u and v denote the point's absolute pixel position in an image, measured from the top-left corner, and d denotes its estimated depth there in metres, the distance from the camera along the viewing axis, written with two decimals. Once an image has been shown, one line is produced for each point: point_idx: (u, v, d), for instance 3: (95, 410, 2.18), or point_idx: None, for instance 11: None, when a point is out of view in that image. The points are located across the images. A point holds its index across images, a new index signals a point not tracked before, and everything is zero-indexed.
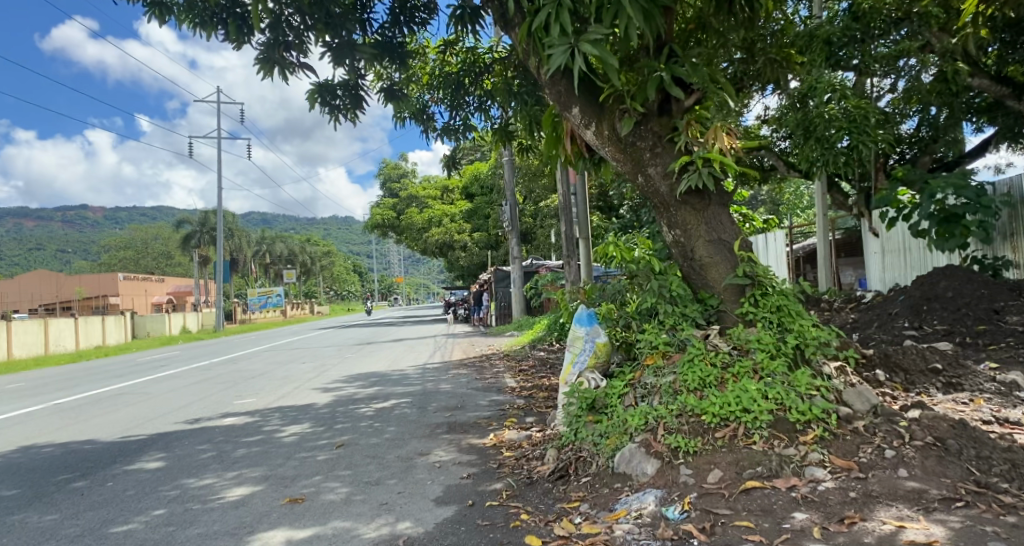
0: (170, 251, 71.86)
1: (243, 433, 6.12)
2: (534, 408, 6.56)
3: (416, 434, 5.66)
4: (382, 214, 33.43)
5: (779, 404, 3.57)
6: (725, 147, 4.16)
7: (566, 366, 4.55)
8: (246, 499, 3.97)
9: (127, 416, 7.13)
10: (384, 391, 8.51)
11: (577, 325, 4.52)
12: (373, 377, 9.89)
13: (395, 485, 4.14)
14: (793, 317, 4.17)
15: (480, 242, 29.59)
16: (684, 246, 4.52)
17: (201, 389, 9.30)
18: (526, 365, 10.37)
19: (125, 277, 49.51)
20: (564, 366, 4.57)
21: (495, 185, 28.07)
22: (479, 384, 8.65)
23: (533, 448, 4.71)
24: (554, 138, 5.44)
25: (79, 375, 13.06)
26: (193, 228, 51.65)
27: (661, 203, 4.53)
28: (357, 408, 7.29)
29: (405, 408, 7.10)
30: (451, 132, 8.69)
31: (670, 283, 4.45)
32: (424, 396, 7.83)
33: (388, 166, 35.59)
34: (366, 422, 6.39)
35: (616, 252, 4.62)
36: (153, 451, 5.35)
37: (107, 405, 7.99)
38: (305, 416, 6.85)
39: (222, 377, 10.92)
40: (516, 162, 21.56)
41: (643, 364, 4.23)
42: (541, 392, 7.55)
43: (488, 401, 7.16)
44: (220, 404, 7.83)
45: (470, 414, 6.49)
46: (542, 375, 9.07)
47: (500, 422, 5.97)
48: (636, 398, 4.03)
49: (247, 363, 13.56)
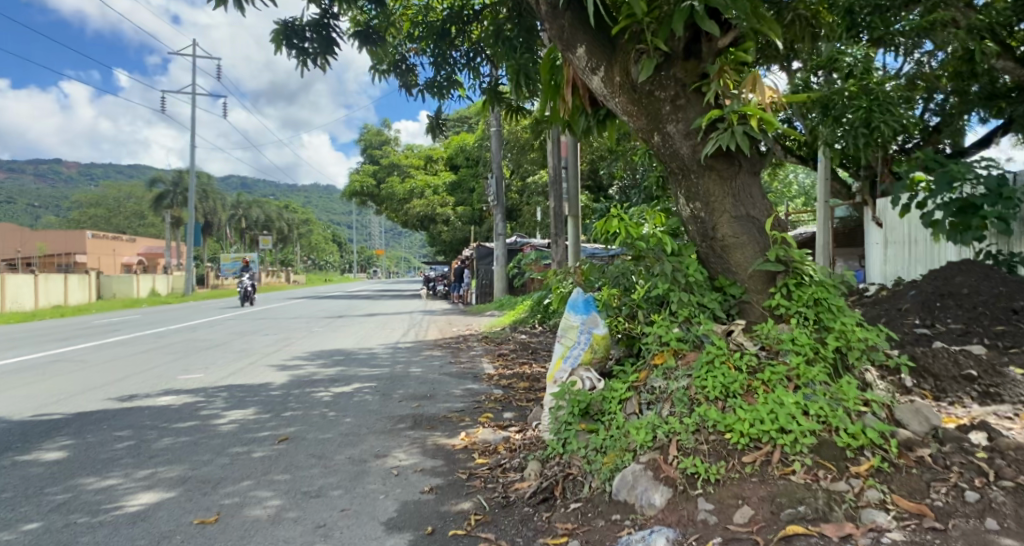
0: (144, 211, 69.78)
1: (176, 416, 5.27)
2: (513, 401, 5.81)
3: (374, 428, 4.87)
4: (362, 181, 32.24)
5: (823, 423, 2.88)
6: (762, 101, 3.40)
7: (554, 361, 3.80)
8: (149, 510, 3.15)
9: (50, 389, 6.21)
10: (348, 372, 7.69)
11: (570, 313, 3.76)
12: (338, 356, 9.10)
13: (340, 499, 3.37)
14: (833, 314, 3.46)
15: (463, 217, 28.72)
16: (704, 221, 3.76)
17: (146, 360, 8.41)
18: (505, 349, 9.64)
19: (94, 235, 47.74)
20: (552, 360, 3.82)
21: (481, 157, 27.06)
22: (453, 369, 7.88)
23: (510, 456, 3.97)
24: (552, 89, 4.63)
25: (17, 336, 11.98)
26: (167, 187, 49.86)
27: (679, 168, 3.76)
28: (314, 390, 6.49)
29: (367, 394, 6.30)
30: (433, 89, 7.77)
31: (686, 265, 3.67)
32: (391, 381, 7.06)
33: (370, 132, 34.24)
34: (321, 409, 5.58)
35: (623, 227, 3.78)
36: (59, 437, 4.47)
37: (31, 375, 7.03)
38: (253, 399, 6.02)
39: (173, 346, 10.01)
40: (503, 132, 20.59)
41: (650, 363, 3.49)
42: (521, 381, 6.80)
43: (462, 391, 6.40)
44: (163, 379, 6.96)
45: (440, 405, 5.71)
46: (523, 361, 8.33)
47: (472, 417, 5.21)
48: (640, 407, 3.31)
49: (207, 332, 12.62)
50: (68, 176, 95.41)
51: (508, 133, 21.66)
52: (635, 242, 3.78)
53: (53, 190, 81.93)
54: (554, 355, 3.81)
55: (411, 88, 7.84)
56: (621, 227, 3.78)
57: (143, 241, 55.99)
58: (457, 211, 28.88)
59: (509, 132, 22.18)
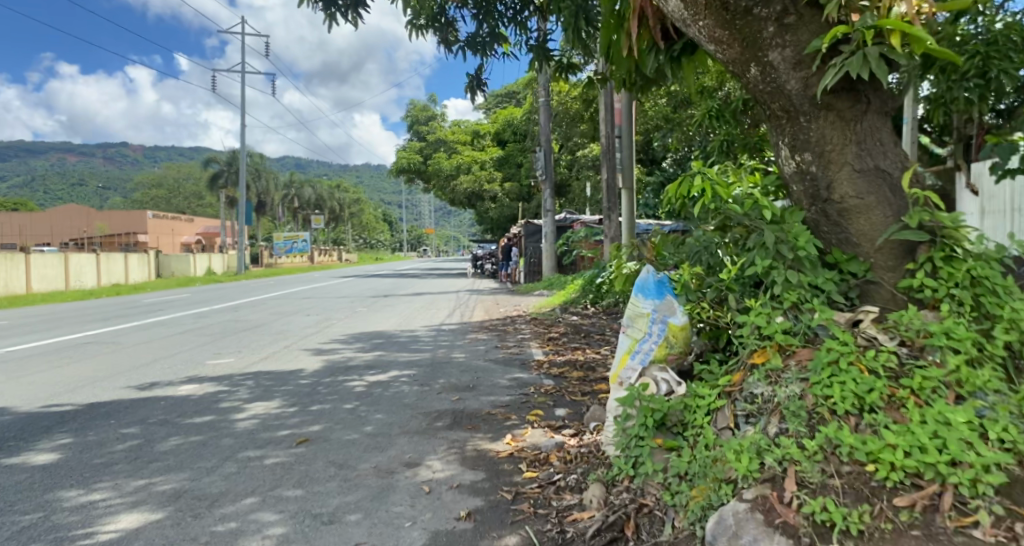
0: (201, 191, 71.69)
1: (193, 409, 4.76)
2: (565, 395, 5.08)
3: (407, 428, 4.24)
4: (408, 158, 31.67)
5: (1014, 454, 2.03)
6: (909, 14, 2.48)
7: (618, 358, 2.98)
8: (126, 538, 2.58)
9: (70, 375, 5.85)
10: (386, 357, 7.11)
11: (639, 295, 2.95)
12: (378, 339, 8.57)
13: (356, 526, 2.73)
14: (1000, 297, 2.56)
15: (511, 193, 27.99)
16: (815, 178, 2.90)
17: (179, 342, 8.06)
18: (554, 332, 8.91)
19: (154, 215, 49.20)
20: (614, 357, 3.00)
21: (529, 131, 26.06)
22: (499, 355, 7.20)
23: (564, 470, 3.26)
24: (616, 17, 3.84)
25: (67, 315, 12.03)
26: (221, 167, 50.70)
27: (783, 109, 2.90)
28: (348, 379, 5.94)
29: (404, 384, 5.68)
30: (473, 45, 7.00)
31: (793, 235, 2.78)
32: (432, 368, 6.44)
33: (416, 108, 33.50)
34: (351, 402, 4.99)
35: (709, 191, 2.95)
36: (57, 434, 4.01)
37: (58, 359, 6.71)
38: (279, 389, 5.48)
39: (211, 327, 9.71)
40: (552, 102, 19.55)
41: (745, 363, 2.66)
42: (574, 370, 6.06)
43: (509, 381, 5.71)
44: (190, 364, 6.55)
45: (483, 399, 5.02)
46: (575, 346, 7.58)
47: (519, 415, 4.51)
48: (736, 420, 2.51)
49: (250, 312, 12.38)
50: (131, 158, 99.07)
51: (557, 103, 20.56)
52: (727, 208, 2.94)
53: (117, 172, 85.12)
54: (619, 350, 2.99)
55: (451, 44, 7.07)
56: (705, 191, 2.97)
57: (200, 221, 57.54)
58: (504, 187, 28.12)
59: (558, 103, 21.12)
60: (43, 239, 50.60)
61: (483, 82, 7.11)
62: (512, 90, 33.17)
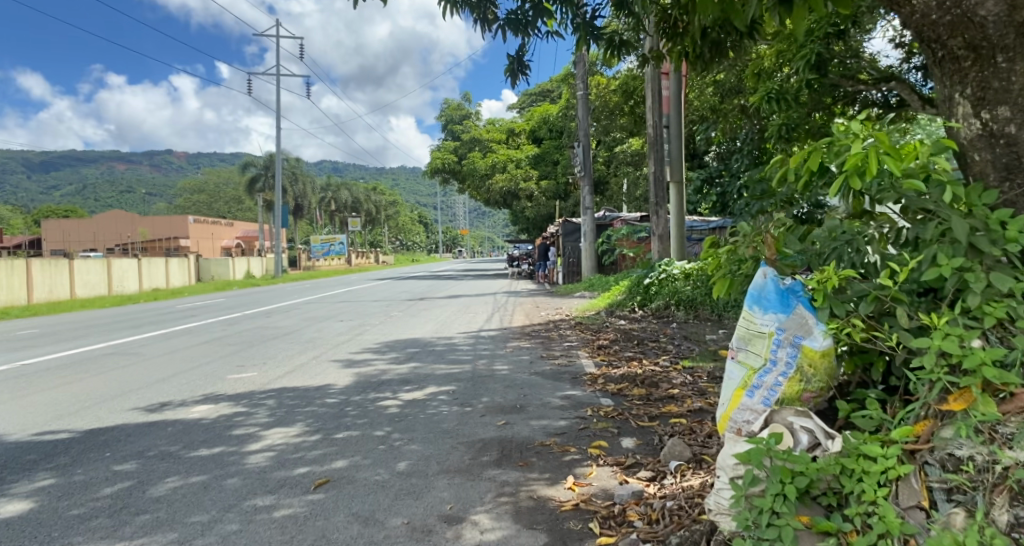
0: (241, 196, 72.98)
1: (202, 437, 4.16)
2: (630, 419, 4.30)
3: (445, 466, 3.52)
4: (442, 157, 31.06)
5: None
6: None
7: (728, 395, 2.20)
8: None
9: (78, 393, 5.35)
10: (421, 370, 6.43)
11: (754, 307, 2.15)
12: (413, 348, 7.94)
13: None
14: None
15: (548, 191, 27.26)
16: (1014, 142, 2.28)
17: (204, 353, 7.58)
18: (604, 339, 8.13)
19: (195, 220, 50.00)
20: (722, 393, 2.23)
21: (566, 127, 25.26)
22: (547, 367, 6.45)
23: (651, 535, 2.49)
24: None
25: (100, 323, 11.78)
26: (259, 172, 51.09)
27: (972, 46, 2.33)
28: (380, 397, 5.29)
29: (442, 404, 4.99)
30: (514, 23, 6.27)
31: (994, 221, 1.96)
32: (473, 383, 5.73)
33: (450, 106, 32.94)
34: (382, 429, 4.31)
35: (876, 162, 2.06)
36: (41, 473, 3.44)
37: (72, 373, 6.26)
38: (303, 411, 4.85)
39: (240, 335, 9.24)
40: (590, 95, 18.69)
41: (931, 409, 1.84)
42: (636, 386, 5.28)
43: (561, 400, 4.96)
44: (209, 380, 6.00)
45: (534, 424, 4.28)
46: (631, 356, 6.77)
47: (579, 446, 3.74)
48: (932, 497, 1.72)
49: (282, 317, 11.94)
50: (176, 165, 101.54)
51: (596, 96, 19.71)
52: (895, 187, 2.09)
53: (161, 179, 87.13)
54: (728, 384, 2.21)
55: (489, 23, 6.30)
56: (870, 162, 2.08)
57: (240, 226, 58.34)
58: (541, 184, 27.36)
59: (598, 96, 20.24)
60: (91, 245, 51.97)
61: (524, 64, 6.36)
62: (545, 87, 32.61)
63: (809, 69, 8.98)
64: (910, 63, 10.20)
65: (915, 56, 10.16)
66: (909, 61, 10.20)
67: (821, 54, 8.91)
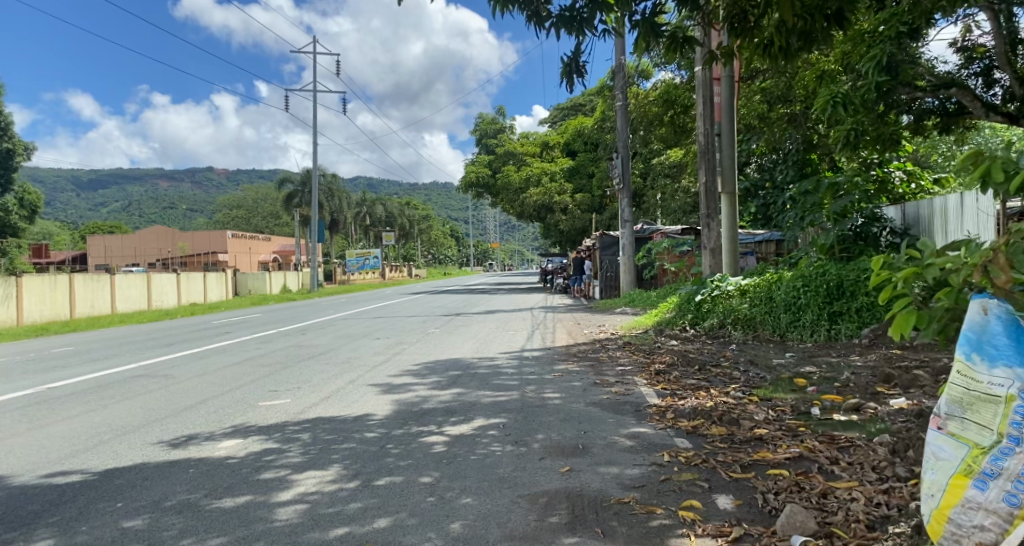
0: (278, 211, 74.11)
1: (226, 482, 3.64)
2: (720, 469, 3.64)
3: (508, 530, 2.91)
4: (476, 171, 30.70)
5: None
6: None
7: (944, 481, 1.91)
8: None
9: (97, 425, 4.92)
10: (465, 398, 5.84)
11: (977, 360, 1.86)
12: (454, 370, 7.38)
13: None
14: None
15: (583, 204, 26.69)
16: None
17: (234, 376, 7.15)
18: (660, 363, 7.46)
19: (232, 235, 50.76)
20: (934, 478, 1.94)
21: (602, 139, 24.71)
22: (603, 397, 5.79)
23: None
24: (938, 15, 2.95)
25: (133, 340, 11.50)
26: (295, 187, 51.63)
27: None
28: (423, 431, 4.72)
29: (494, 442, 4.39)
30: (567, 22, 5.73)
31: None
32: (525, 416, 5.12)
33: (484, 120, 32.66)
34: (429, 474, 3.73)
35: None
36: (40, 531, 2.96)
37: (96, 399, 5.86)
38: (339, 448, 4.31)
39: (272, 355, 8.81)
40: (631, 103, 18.01)
41: None
42: (713, 424, 4.61)
43: (631, 440, 4.32)
44: (238, 408, 5.53)
45: (604, 472, 3.65)
46: (697, 385, 6.09)
47: (667, 507, 3.10)
48: None
49: (316, 335, 11.53)
50: (216, 182, 104.10)
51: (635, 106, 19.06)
52: None
53: (200, 195, 89.14)
54: (942, 467, 1.92)
55: (541, 21, 5.75)
56: None
57: (277, 240, 59.06)
58: (576, 197, 26.76)
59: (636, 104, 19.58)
60: (133, 260, 53.08)
61: (580, 65, 5.81)
62: (577, 100, 32.20)
63: (879, 71, 8.32)
64: (971, 68, 9.33)
65: (976, 62, 9.33)
66: (969, 66, 9.35)
67: (893, 55, 8.24)
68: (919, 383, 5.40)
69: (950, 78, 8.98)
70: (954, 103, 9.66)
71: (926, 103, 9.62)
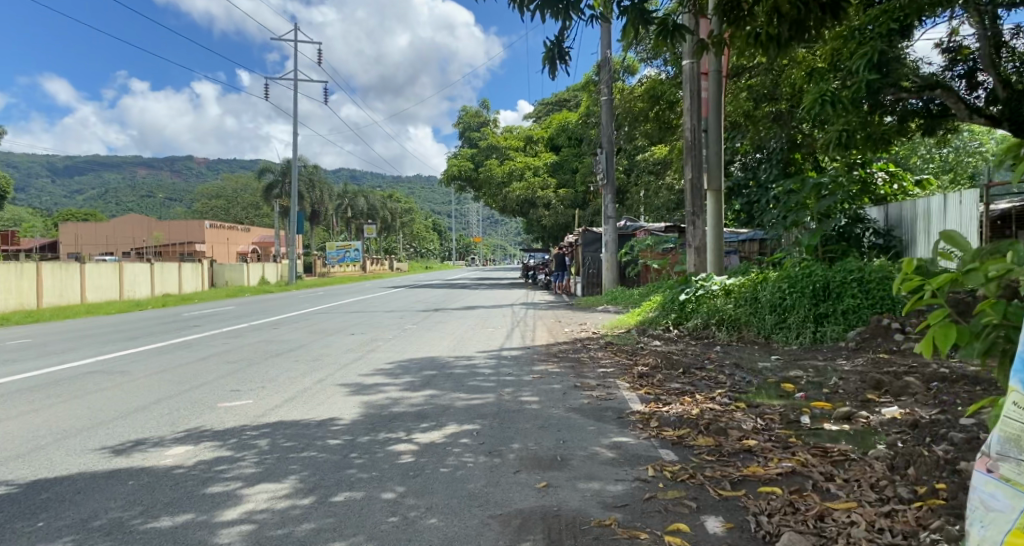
0: (258, 202, 72.93)
1: (167, 498, 3.29)
2: (708, 486, 3.37)
3: None
4: (458, 163, 30.25)
5: None
6: None
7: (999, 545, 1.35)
8: None
9: (36, 428, 4.53)
10: (438, 402, 5.52)
11: None
12: (428, 370, 7.04)
13: None
14: None
15: (566, 200, 26.41)
16: None
17: (195, 373, 6.76)
18: (643, 365, 7.19)
19: (210, 225, 49.75)
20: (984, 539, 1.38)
21: (586, 134, 24.42)
22: (583, 401, 5.50)
23: None
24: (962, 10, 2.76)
25: (95, 333, 11.00)
26: (274, 178, 50.70)
27: None
28: (390, 439, 4.39)
29: (466, 453, 4.08)
30: (552, 4, 5.39)
31: None
32: (500, 422, 4.81)
33: (468, 113, 32.24)
34: (393, 490, 3.41)
35: None
36: None
37: (39, 398, 5.45)
38: (297, 458, 3.96)
39: (239, 351, 8.41)
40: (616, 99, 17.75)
41: None
42: (699, 434, 4.34)
43: (613, 451, 4.03)
44: (194, 410, 5.17)
45: (583, 489, 3.36)
46: (681, 389, 5.82)
47: (652, 531, 2.81)
48: None
49: (287, 330, 11.12)
50: (196, 171, 102.26)
51: None
52: None
53: (178, 184, 87.43)
54: (995, 523, 1.37)
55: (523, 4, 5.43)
56: None
57: (256, 231, 58.06)
58: (559, 192, 26.46)
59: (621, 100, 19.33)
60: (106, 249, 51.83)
61: (564, 51, 5.50)
62: (562, 95, 31.92)
63: (869, 68, 8.10)
64: (954, 70, 9.18)
65: (960, 64, 9.19)
66: (953, 68, 9.16)
67: (884, 52, 8.03)
68: (911, 390, 5.18)
69: (936, 80, 8.84)
70: (939, 104, 9.50)
71: (911, 103, 9.44)
